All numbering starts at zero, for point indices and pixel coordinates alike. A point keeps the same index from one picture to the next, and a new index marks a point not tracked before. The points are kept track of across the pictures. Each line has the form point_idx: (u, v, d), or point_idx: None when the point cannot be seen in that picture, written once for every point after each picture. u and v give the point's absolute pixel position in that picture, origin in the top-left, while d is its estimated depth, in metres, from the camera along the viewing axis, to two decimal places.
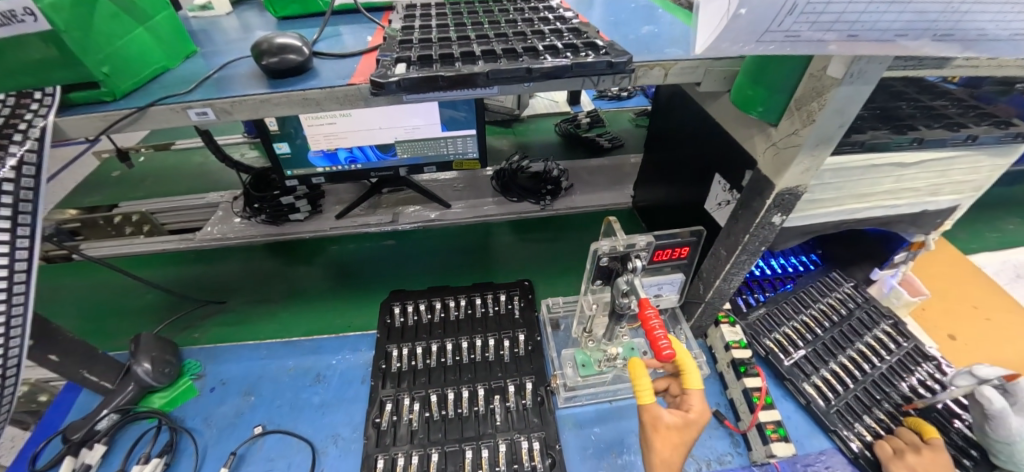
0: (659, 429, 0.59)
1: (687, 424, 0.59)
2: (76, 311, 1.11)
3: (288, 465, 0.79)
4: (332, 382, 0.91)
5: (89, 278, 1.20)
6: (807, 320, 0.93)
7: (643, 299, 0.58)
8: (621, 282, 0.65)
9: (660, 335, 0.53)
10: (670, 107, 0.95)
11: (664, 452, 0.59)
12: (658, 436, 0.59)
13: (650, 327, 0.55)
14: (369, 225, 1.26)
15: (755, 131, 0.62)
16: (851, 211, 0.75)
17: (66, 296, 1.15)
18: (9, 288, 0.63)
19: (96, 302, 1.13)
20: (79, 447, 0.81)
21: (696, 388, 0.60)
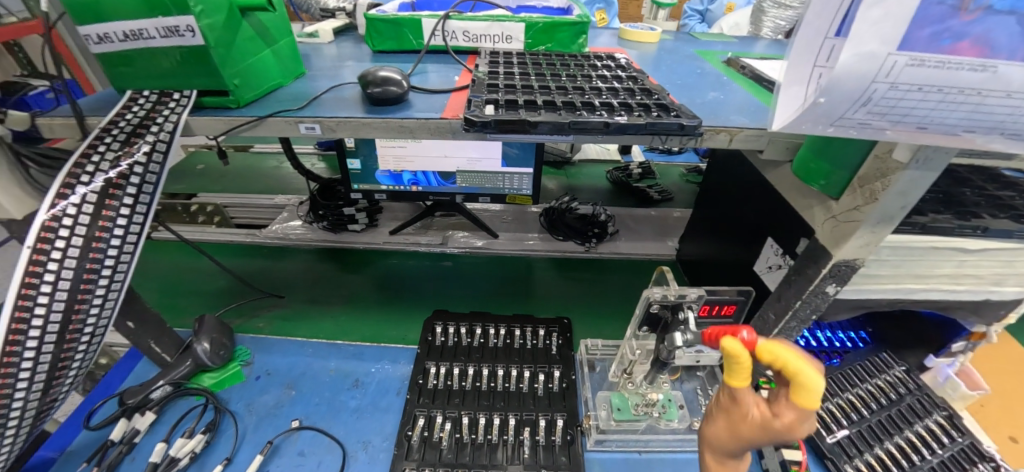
0: (725, 419, 0.50)
1: (765, 430, 0.47)
2: (154, 286, 1.23)
3: (318, 462, 0.82)
4: (369, 389, 0.95)
5: (170, 259, 1.33)
6: (853, 399, 0.90)
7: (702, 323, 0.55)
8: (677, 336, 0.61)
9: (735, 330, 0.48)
10: (726, 168, 0.98)
11: (727, 432, 0.50)
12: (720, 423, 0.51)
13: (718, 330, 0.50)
14: (420, 245, 1.34)
15: (815, 202, 0.64)
16: (908, 291, 0.74)
17: (149, 273, 1.27)
18: (117, 256, 0.72)
19: (171, 281, 1.25)
20: (133, 411, 0.87)
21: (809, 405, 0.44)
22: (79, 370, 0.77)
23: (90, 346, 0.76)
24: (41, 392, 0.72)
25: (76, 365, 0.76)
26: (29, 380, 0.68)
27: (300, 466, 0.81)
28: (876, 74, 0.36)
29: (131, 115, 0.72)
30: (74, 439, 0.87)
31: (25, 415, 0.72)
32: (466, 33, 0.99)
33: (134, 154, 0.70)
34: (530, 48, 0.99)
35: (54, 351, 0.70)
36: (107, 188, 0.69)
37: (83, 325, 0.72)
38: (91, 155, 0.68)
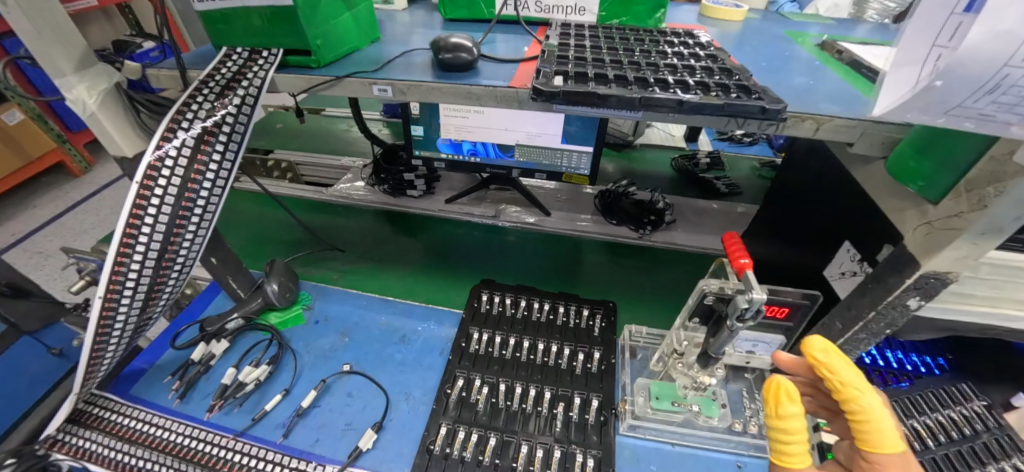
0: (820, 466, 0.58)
1: None
2: (240, 233, 1.38)
3: (364, 406, 0.88)
4: (414, 345, 1.00)
5: (253, 210, 1.49)
6: (919, 427, 0.83)
7: (733, 253, 0.60)
8: (741, 301, 0.56)
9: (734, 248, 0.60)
10: (807, 161, 0.90)
11: None
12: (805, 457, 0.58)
13: (733, 251, 0.60)
14: (473, 216, 1.33)
15: (908, 206, 0.58)
16: (1006, 318, 0.66)
17: (240, 220, 1.44)
18: (207, 197, 0.80)
19: (253, 230, 1.40)
20: (211, 337, 0.98)
21: (888, 453, 0.53)
22: (170, 295, 0.87)
23: (180, 275, 0.86)
24: (140, 310, 0.82)
25: (168, 290, 0.86)
26: (131, 298, 0.78)
27: (349, 406, 0.88)
28: (1011, 58, 0.32)
29: (225, 70, 0.78)
30: (162, 355, 0.99)
31: (126, 329, 0.82)
32: (539, 3, 0.97)
33: (226, 105, 0.76)
34: (604, 22, 0.95)
35: (152, 276, 0.79)
36: (203, 134, 0.75)
37: (176, 256, 0.81)
38: (191, 104, 0.74)
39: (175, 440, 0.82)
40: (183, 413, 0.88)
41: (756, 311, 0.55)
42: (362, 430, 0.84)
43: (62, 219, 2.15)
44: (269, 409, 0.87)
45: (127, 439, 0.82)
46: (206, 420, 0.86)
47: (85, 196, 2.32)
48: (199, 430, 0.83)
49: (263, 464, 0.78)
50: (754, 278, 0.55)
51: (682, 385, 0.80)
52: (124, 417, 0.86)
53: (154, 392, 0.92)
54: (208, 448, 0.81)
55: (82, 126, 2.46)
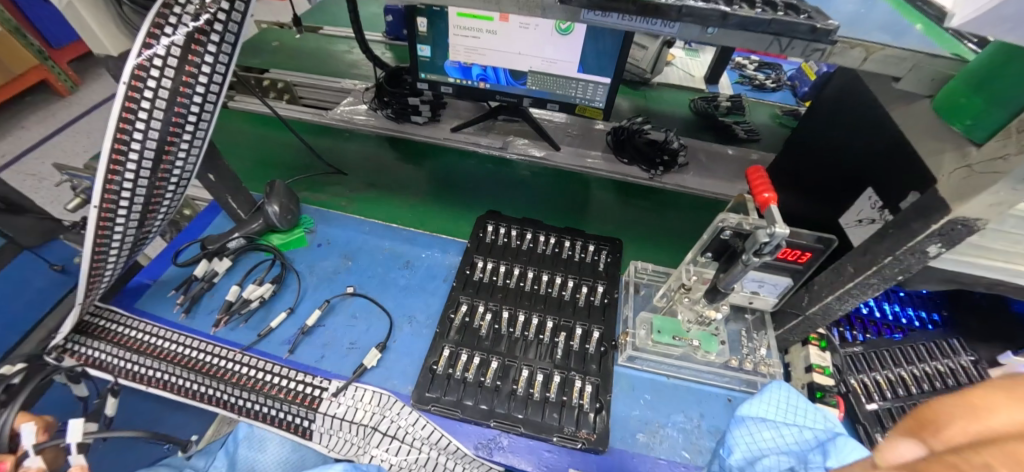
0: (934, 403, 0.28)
1: None
2: (239, 155, 1.34)
3: (367, 327, 0.90)
4: (418, 271, 1.00)
5: (251, 131, 1.43)
6: (905, 375, 0.83)
7: (757, 187, 0.59)
8: (762, 235, 0.55)
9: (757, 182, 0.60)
10: (825, 97, 0.84)
11: None
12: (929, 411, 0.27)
13: (757, 185, 0.59)
14: (480, 147, 1.28)
15: (948, 147, 0.55)
16: (1018, 274, 0.65)
17: (240, 141, 1.39)
18: (202, 104, 0.75)
19: (254, 151, 1.36)
20: (212, 256, 0.97)
21: None
22: (169, 210, 0.85)
23: (178, 190, 0.83)
24: (138, 224, 0.80)
25: (166, 205, 0.83)
26: (129, 207, 0.76)
27: (352, 326, 0.90)
28: None
29: None
30: (165, 271, 0.99)
31: (125, 242, 0.81)
32: None
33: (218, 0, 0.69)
34: None
35: (148, 186, 0.76)
36: (193, 34, 0.68)
37: (172, 168, 0.78)
38: None
39: (182, 351, 0.83)
40: (190, 327, 0.89)
41: (777, 244, 0.55)
42: (366, 349, 0.86)
43: (55, 140, 2.09)
44: (275, 326, 0.89)
45: (135, 350, 0.84)
46: (212, 334, 0.88)
47: (74, 118, 2.22)
48: (206, 343, 0.85)
49: (270, 376, 0.81)
50: (777, 213, 0.55)
51: (685, 320, 0.81)
52: (130, 328, 0.87)
53: (159, 306, 0.93)
54: (215, 359, 0.82)
55: (64, 43, 2.29)
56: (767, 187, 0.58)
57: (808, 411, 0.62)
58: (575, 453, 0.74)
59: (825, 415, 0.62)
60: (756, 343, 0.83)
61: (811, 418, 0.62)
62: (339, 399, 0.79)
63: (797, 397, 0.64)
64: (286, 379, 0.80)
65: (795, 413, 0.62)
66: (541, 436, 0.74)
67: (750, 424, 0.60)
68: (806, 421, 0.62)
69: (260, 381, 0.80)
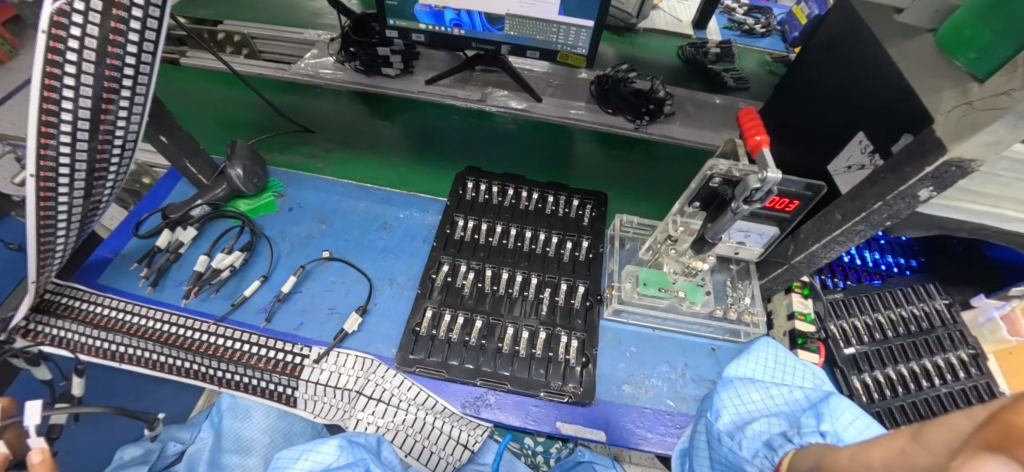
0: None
1: None
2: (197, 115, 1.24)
3: (347, 291, 0.86)
4: (396, 232, 0.96)
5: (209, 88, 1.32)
6: (881, 320, 0.85)
7: (750, 128, 0.56)
8: (751, 180, 0.53)
9: (750, 122, 0.56)
10: (819, 35, 0.79)
11: None
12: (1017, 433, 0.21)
13: (749, 126, 0.56)
14: (457, 100, 1.19)
15: (949, 84, 0.53)
16: (1002, 219, 0.65)
17: (198, 101, 1.29)
18: (139, 55, 0.65)
19: (213, 111, 1.26)
20: (175, 225, 0.91)
21: None
22: (116, 180, 0.77)
23: (123, 156, 0.75)
24: (84, 196, 0.72)
25: (113, 174, 0.75)
26: (71, 176, 0.67)
27: (330, 291, 0.86)
28: None
29: None
30: (126, 244, 0.92)
31: (73, 217, 0.73)
32: None
33: None
34: None
35: (89, 151, 0.67)
36: None
37: (113, 130, 0.69)
38: None
39: (151, 325, 0.79)
40: (158, 300, 0.85)
41: (768, 188, 0.52)
42: (345, 313, 0.84)
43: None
44: (248, 294, 0.85)
45: (101, 326, 0.79)
46: (183, 306, 0.84)
47: (18, 85, 2.03)
48: (176, 315, 0.81)
49: (247, 346, 0.78)
50: (767, 156, 0.52)
51: (672, 272, 0.80)
52: (94, 304, 0.82)
53: (123, 281, 0.88)
54: (187, 332, 0.79)
55: None
56: (759, 127, 0.55)
57: (797, 368, 0.63)
58: (563, 407, 0.74)
59: (813, 372, 0.63)
60: (740, 293, 0.83)
61: (800, 375, 0.63)
62: (321, 365, 0.76)
63: (786, 355, 0.65)
64: (265, 348, 0.78)
65: (782, 371, 0.63)
66: (528, 392, 0.74)
67: (743, 387, 0.59)
68: (794, 378, 0.63)
69: (237, 352, 0.77)
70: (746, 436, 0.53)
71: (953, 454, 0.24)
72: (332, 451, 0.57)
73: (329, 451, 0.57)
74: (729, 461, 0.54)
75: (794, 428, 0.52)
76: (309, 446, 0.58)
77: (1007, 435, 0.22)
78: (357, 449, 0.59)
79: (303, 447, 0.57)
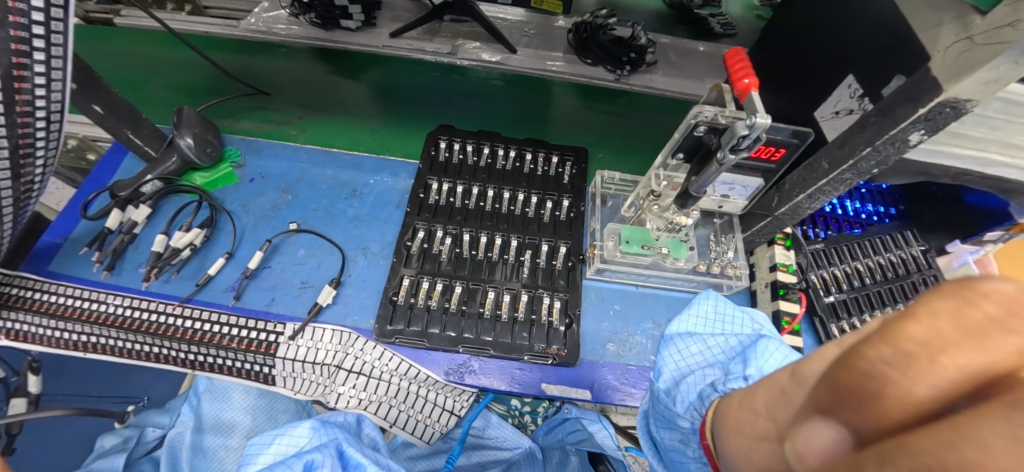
0: (859, 359, 0.18)
1: None
2: (140, 82, 1.14)
3: (318, 264, 0.82)
4: (367, 199, 0.91)
5: (152, 50, 1.20)
6: (860, 268, 0.85)
7: (738, 69, 0.52)
8: (739, 128, 0.49)
9: (738, 63, 0.52)
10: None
11: None
12: (846, 390, 0.18)
13: (737, 68, 0.52)
14: (425, 54, 1.10)
15: (950, 18, 0.49)
16: (987, 164, 0.63)
17: (142, 65, 1.17)
18: (47, 9, 0.55)
19: (158, 75, 1.15)
20: (125, 203, 0.84)
21: None
22: (47, 161, 0.69)
23: (51, 134, 0.66)
24: (12, 178, 0.64)
25: (42, 153, 0.66)
26: None
27: (301, 264, 0.82)
28: None
29: None
30: (76, 228, 0.85)
31: (4, 204, 0.66)
32: None
33: None
34: None
35: (7, 127, 0.59)
36: None
37: (32, 100, 0.59)
38: None
39: (111, 311, 0.74)
40: (116, 285, 0.79)
41: (757, 136, 0.49)
42: (319, 287, 0.80)
43: None
44: (214, 273, 0.80)
45: (58, 316, 0.74)
46: (144, 290, 0.78)
47: None
48: (137, 300, 0.76)
49: (217, 326, 0.74)
50: (758, 100, 0.49)
51: (655, 229, 0.77)
52: (45, 293, 0.76)
53: (76, 266, 0.81)
54: (150, 315, 0.74)
55: None
56: (748, 69, 0.51)
57: (737, 316, 0.59)
58: (546, 368, 0.74)
59: (753, 316, 0.59)
60: (723, 246, 0.81)
61: (739, 324, 0.59)
62: (297, 341, 0.73)
63: (725, 303, 0.60)
64: (236, 328, 0.74)
65: (722, 321, 0.59)
66: (511, 356, 0.73)
67: (680, 340, 0.57)
68: (732, 328, 0.58)
69: (207, 334, 0.73)
70: (680, 391, 0.52)
71: (807, 404, 0.22)
72: (305, 433, 0.56)
73: (302, 434, 0.56)
74: (667, 415, 0.53)
75: (727, 379, 0.50)
76: (282, 430, 0.56)
77: (840, 392, 0.18)
78: (331, 429, 0.58)
79: (277, 431, 0.56)
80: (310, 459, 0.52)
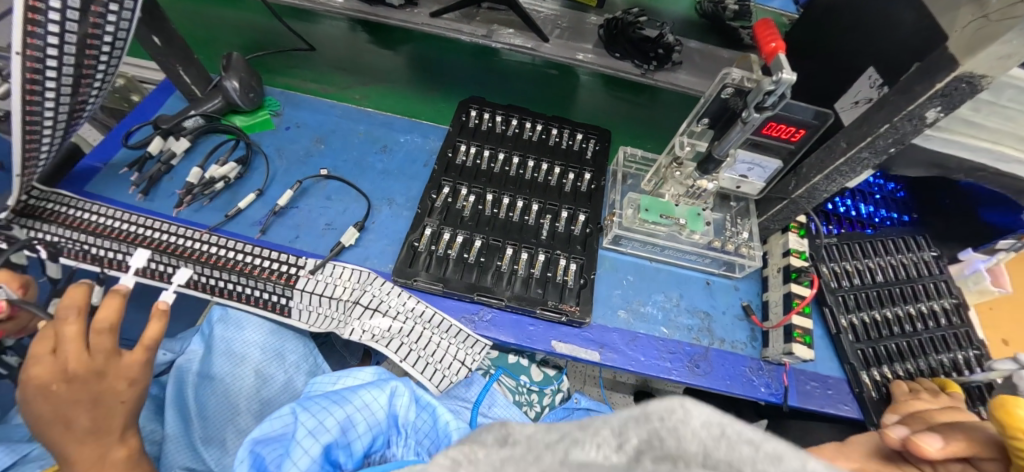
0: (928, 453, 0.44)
1: None
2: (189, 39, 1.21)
3: (344, 208, 0.85)
4: (396, 155, 0.94)
5: None
6: (871, 265, 0.87)
7: (768, 35, 0.55)
8: (765, 88, 0.53)
9: (768, 33, 0.55)
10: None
11: None
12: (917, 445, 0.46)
13: (765, 36, 0.55)
14: (461, 35, 1.10)
15: (968, 2, 0.52)
16: (1001, 158, 0.66)
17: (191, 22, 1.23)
18: None
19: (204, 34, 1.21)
20: (167, 134, 0.88)
21: None
22: (105, 80, 0.73)
23: (114, 52, 0.70)
24: (72, 87, 0.68)
25: (103, 68, 0.70)
26: (60, 64, 0.63)
27: (328, 207, 0.85)
28: None
29: None
30: (116, 154, 0.89)
31: (60, 116, 0.69)
32: None
33: None
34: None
35: (80, 34, 0.62)
36: None
37: (105, 14, 0.63)
38: None
39: (140, 231, 0.76)
40: (149, 209, 0.82)
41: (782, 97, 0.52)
42: (343, 229, 0.83)
43: None
44: (243, 207, 0.83)
45: (87, 231, 0.76)
46: (174, 216, 0.81)
47: None
48: (167, 223, 0.78)
49: (240, 254, 0.75)
50: (784, 60, 0.52)
51: (674, 197, 0.79)
52: (78, 210, 0.78)
53: (112, 188, 0.84)
54: (178, 239, 0.76)
55: None
56: (776, 35, 0.55)
57: None
58: (558, 327, 0.75)
59: None
60: (738, 228, 0.84)
61: None
62: (317, 276, 0.75)
63: None
64: (260, 258, 0.76)
65: None
66: (525, 309, 0.74)
67: None
68: None
69: (228, 260, 0.75)
70: None
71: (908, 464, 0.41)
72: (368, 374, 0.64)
73: (365, 376, 0.64)
74: None
75: None
76: (345, 373, 0.64)
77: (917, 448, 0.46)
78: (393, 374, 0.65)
79: (341, 373, 0.63)
80: (393, 383, 0.60)
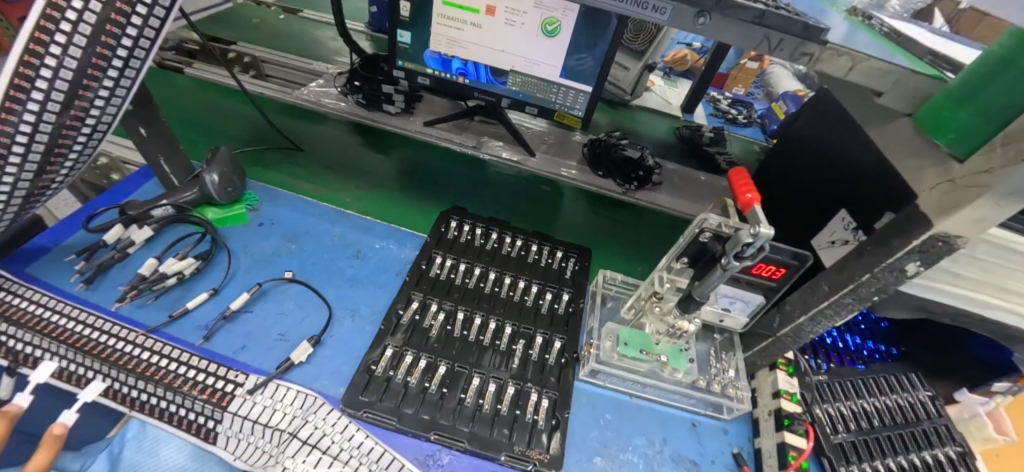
0: None
1: None
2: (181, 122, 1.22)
3: (303, 317, 0.79)
4: (369, 262, 0.90)
5: (205, 98, 1.31)
6: (867, 407, 0.81)
7: (744, 185, 0.55)
8: (743, 237, 0.52)
9: (744, 185, 0.55)
10: (804, 119, 0.82)
11: None
12: None
13: (741, 186, 0.55)
14: (452, 144, 1.15)
15: (932, 163, 0.54)
16: (983, 306, 0.64)
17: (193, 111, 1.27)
18: (131, 52, 0.60)
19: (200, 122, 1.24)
20: (131, 221, 0.83)
21: None
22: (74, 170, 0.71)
23: (88, 147, 0.67)
24: (31, 180, 0.65)
25: (72, 162, 0.67)
26: (22, 159, 0.61)
27: (284, 315, 0.79)
28: None
29: None
30: (71, 236, 0.84)
31: (11, 203, 0.66)
32: None
33: None
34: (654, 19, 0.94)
35: (51, 134, 0.61)
36: None
37: (84, 117, 0.62)
38: None
39: (66, 325, 0.68)
40: (86, 300, 0.75)
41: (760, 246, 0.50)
42: (296, 342, 0.76)
43: None
44: (192, 307, 0.77)
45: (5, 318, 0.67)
46: (113, 311, 0.74)
47: None
48: (99, 318, 0.71)
49: (175, 365, 0.67)
50: (761, 213, 0.51)
51: (655, 332, 0.77)
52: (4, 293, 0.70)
53: (53, 274, 0.78)
54: (107, 339, 0.68)
55: None
56: (751, 187, 0.55)
57: None
58: None
59: None
60: (724, 364, 0.78)
61: None
62: (255, 398, 0.66)
63: None
64: (195, 371, 0.68)
65: None
66: (487, 454, 0.65)
67: None
68: None
69: (159, 370, 0.66)
70: None
71: None
72: None
73: None
74: None
75: None
76: None
77: None
78: None
79: None
80: None
